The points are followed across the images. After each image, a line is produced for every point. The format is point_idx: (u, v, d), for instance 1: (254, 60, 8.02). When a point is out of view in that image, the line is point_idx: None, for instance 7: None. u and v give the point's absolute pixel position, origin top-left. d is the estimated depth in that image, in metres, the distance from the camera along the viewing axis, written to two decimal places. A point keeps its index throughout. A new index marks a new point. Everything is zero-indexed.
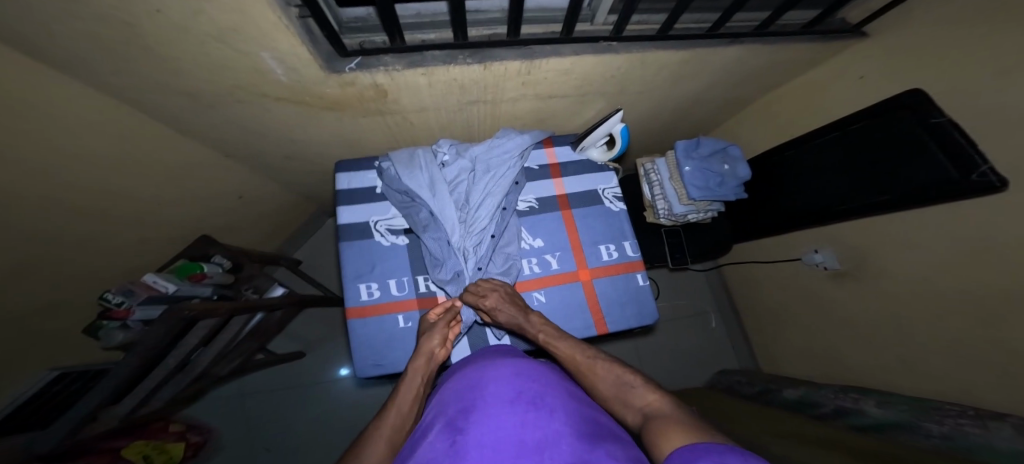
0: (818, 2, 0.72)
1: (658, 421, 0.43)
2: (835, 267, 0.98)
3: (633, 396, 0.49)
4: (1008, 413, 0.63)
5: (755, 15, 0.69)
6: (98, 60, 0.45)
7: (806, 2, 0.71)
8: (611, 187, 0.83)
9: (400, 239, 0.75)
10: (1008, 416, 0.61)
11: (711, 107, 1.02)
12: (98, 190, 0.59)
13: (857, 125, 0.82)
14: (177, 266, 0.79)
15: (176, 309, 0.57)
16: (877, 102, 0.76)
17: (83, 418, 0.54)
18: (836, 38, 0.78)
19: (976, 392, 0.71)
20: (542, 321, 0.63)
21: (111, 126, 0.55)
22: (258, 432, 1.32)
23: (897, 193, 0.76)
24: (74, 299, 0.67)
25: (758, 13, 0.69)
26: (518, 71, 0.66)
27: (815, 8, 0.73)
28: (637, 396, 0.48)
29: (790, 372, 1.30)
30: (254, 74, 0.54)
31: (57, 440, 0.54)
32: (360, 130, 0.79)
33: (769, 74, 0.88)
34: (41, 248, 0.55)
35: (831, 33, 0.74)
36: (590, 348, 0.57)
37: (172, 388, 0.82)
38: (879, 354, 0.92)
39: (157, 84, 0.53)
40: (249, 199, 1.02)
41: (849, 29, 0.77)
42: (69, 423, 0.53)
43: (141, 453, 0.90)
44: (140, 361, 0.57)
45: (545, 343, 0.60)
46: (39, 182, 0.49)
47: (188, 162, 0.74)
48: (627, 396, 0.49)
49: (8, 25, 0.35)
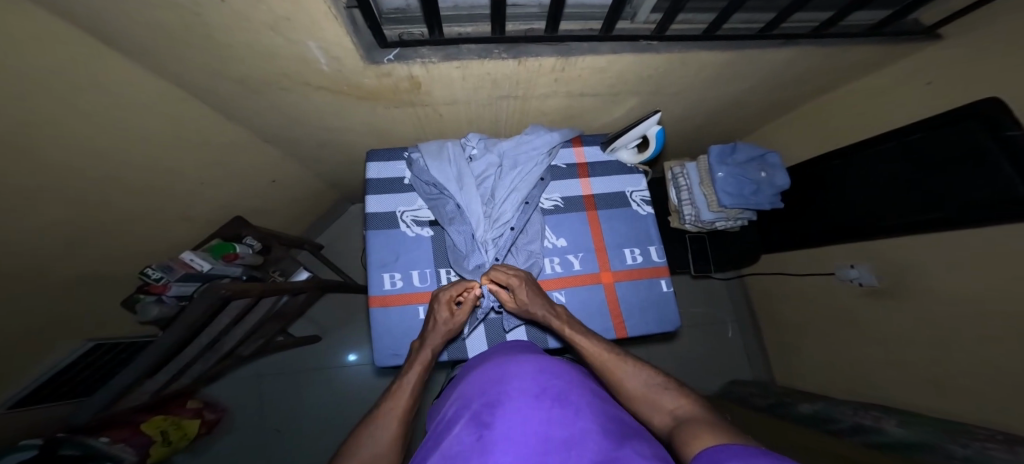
0: (890, 2, 0.67)
1: (689, 422, 0.44)
2: (871, 284, 0.93)
3: (662, 399, 0.49)
4: None
5: (814, 16, 0.66)
6: (158, 44, 0.47)
7: (878, 2, 0.67)
8: (639, 190, 0.82)
9: (425, 231, 0.76)
10: None
11: (747, 111, 0.98)
12: (148, 169, 0.62)
13: (915, 136, 0.78)
14: (211, 245, 0.82)
15: (214, 287, 0.60)
16: (942, 113, 0.72)
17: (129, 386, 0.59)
18: (903, 42, 0.73)
19: (1011, 421, 0.68)
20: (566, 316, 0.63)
21: (165, 109, 0.58)
22: (274, 409, 1.38)
23: (956, 211, 0.72)
24: (118, 270, 0.70)
25: (818, 14, 0.66)
26: (553, 68, 0.65)
27: (887, 8, 0.68)
28: (669, 398, 0.49)
29: (808, 388, 1.26)
30: (300, 63, 0.55)
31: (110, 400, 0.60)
32: (391, 120, 0.80)
33: (816, 78, 0.84)
34: (92, 222, 0.57)
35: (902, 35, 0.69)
36: (616, 347, 0.57)
37: (201, 365, 0.86)
38: (908, 376, 0.89)
39: (208, 69, 0.54)
40: (281, 184, 1.04)
41: (921, 32, 0.71)
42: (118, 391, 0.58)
43: (160, 428, 0.93)
44: (180, 335, 0.60)
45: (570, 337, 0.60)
46: (97, 159, 0.52)
47: (229, 147, 0.76)
48: (656, 397, 0.50)
49: (83, 9, 0.37)
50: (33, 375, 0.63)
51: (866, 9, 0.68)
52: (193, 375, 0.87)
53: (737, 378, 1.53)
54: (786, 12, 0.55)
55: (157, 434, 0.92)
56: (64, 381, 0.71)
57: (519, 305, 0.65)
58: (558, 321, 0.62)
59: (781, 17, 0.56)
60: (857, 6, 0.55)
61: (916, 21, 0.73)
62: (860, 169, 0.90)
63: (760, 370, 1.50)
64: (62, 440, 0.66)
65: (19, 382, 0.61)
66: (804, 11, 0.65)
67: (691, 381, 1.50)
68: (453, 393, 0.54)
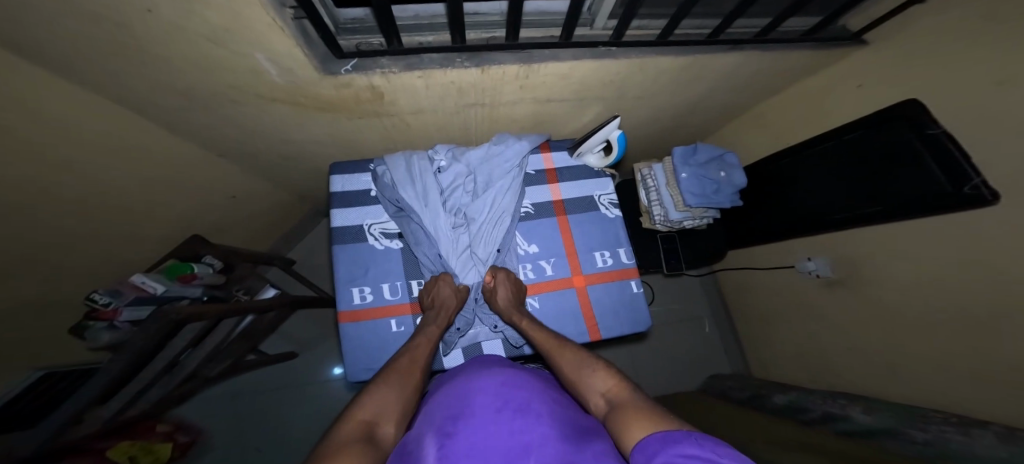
0: (819, 9, 0.72)
1: (619, 406, 0.44)
2: (827, 275, 0.99)
3: (594, 381, 0.50)
4: (990, 421, 0.65)
5: (756, 21, 0.69)
6: (90, 59, 0.44)
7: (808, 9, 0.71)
8: (607, 194, 0.83)
9: (394, 243, 0.74)
10: (990, 423, 0.63)
11: (710, 113, 1.02)
12: (89, 190, 0.58)
13: (851, 135, 0.83)
14: (166, 266, 0.77)
15: (164, 311, 0.59)
16: (874, 113, 0.77)
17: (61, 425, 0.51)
18: (836, 46, 0.78)
19: (963, 401, 0.72)
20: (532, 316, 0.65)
21: (106, 126, 0.54)
22: (248, 433, 1.31)
23: (888, 205, 0.77)
24: (64, 298, 0.65)
25: (759, 19, 0.69)
26: (517, 75, 0.66)
27: (818, 15, 0.73)
28: (601, 381, 0.50)
29: (781, 377, 1.31)
30: (251, 75, 0.53)
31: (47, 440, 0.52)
32: (356, 131, 0.79)
33: (769, 80, 0.88)
34: (30, 250, 0.53)
35: (834, 40, 0.74)
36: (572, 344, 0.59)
37: (160, 390, 0.81)
38: (867, 361, 0.94)
39: (147, 82, 0.51)
40: (243, 199, 1.00)
41: (849, 37, 0.76)
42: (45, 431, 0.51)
43: (127, 454, 0.88)
44: (126, 363, 0.56)
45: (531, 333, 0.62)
46: (30, 183, 0.48)
47: (182, 161, 0.72)
48: (589, 381, 0.51)
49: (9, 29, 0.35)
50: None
51: (803, 14, 0.72)
52: (152, 400, 0.82)
53: (717, 372, 1.57)
54: (728, 18, 0.57)
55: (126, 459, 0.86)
56: None
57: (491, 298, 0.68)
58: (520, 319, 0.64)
59: (726, 24, 0.58)
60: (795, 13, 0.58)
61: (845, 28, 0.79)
62: (809, 169, 0.95)
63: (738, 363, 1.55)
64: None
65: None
66: (744, 17, 0.68)
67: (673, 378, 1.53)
68: (420, 406, 0.52)
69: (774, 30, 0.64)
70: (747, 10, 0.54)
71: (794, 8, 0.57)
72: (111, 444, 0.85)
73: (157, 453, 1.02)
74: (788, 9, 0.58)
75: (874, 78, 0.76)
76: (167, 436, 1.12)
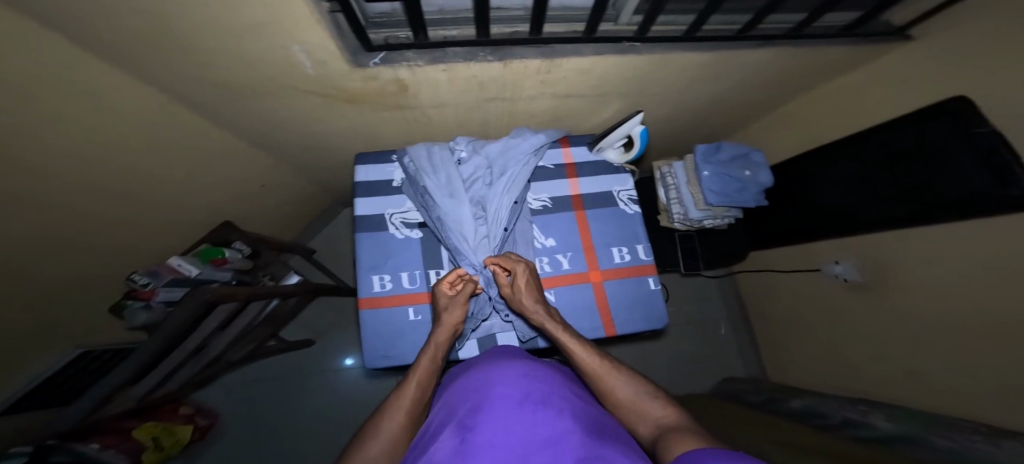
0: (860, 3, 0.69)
1: (674, 431, 0.45)
2: (855, 280, 0.96)
3: (649, 408, 0.50)
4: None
5: (790, 16, 0.67)
6: (143, 51, 0.47)
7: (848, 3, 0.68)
8: (626, 189, 0.83)
9: (414, 233, 0.76)
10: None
11: (733, 111, 1.00)
12: (136, 175, 0.62)
13: (890, 134, 0.80)
14: (200, 250, 0.82)
15: (199, 292, 0.60)
16: (914, 110, 0.74)
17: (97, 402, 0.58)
18: (879, 42, 0.74)
19: (995, 412, 0.69)
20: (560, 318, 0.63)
21: (153, 115, 0.58)
22: (266, 415, 1.37)
23: (929, 207, 0.74)
24: (108, 277, 0.70)
25: (793, 14, 0.67)
26: (539, 69, 0.66)
27: (858, 9, 0.70)
28: (656, 407, 0.50)
29: (799, 384, 1.27)
30: (285, 67, 0.55)
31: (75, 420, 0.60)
32: (379, 123, 0.80)
33: (798, 77, 0.85)
34: (80, 230, 0.57)
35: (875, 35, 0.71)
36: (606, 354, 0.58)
37: (190, 369, 0.85)
38: (894, 369, 0.91)
39: (191, 74, 0.54)
40: (270, 188, 1.04)
41: (892, 32, 0.72)
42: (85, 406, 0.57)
43: (150, 434, 0.93)
44: (163, 343, 0.59)
45: (561, 340, 0.60)
46: (85, 166, 0.52)
47: (217, 151, 0.76)
48: (643, 406, 0.51)
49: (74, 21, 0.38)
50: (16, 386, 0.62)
51: (837, 11, 0.69)
52: (182, 379, 0.87)
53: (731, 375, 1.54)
54: (761, 13, 0.55)
55: (148, 439, 0.91)
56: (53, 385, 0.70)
57: (514, 294, 0.65)
58: (551, 322, 0.62)
59: (756, 19, 0.57)
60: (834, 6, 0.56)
61: (890, 22, 0.74)
62: (844, 168, 0.91)
63: (754, 368, 1.51)
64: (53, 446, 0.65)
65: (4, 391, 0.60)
66: (778, 12, 0.66)
67: (685, 379, 1.51)
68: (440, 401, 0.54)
69: (811, 25, 0.62)
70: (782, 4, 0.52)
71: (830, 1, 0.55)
72: (135, 424, 0.91)
73: (179, 435, 1.07)
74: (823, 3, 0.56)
75: (914, 75, 0.73)
76: (189, 418, 1.17)
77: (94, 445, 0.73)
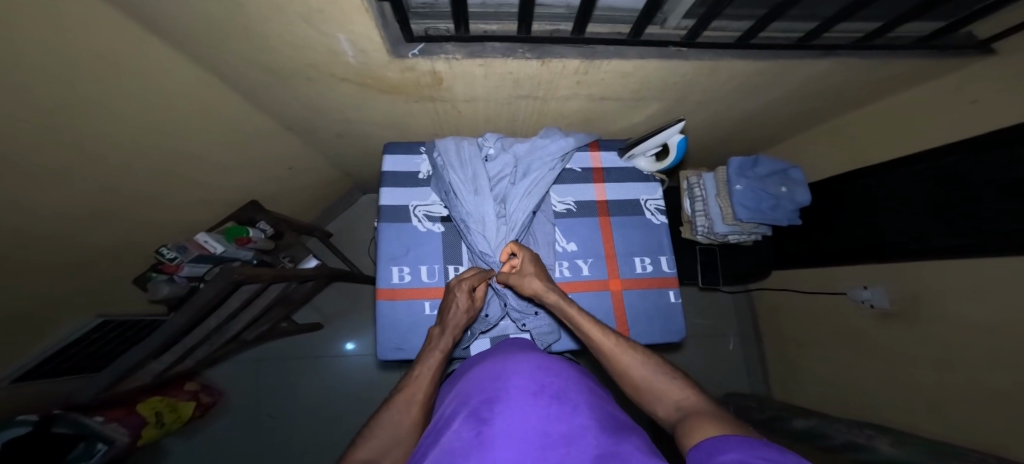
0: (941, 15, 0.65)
1: (694, 414, 0.43)
2: (883, 306, 0.94)
3: (668, 390, 0.49)
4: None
5: (859, 26, 0.64)
6: (195, 30, 0.47)
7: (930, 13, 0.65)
8: (654, 199, 0.81)
9: (436, 227, 0.76)
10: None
11: (768, 124, 0.97)
12: (176, 153, 0.63)
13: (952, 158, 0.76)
14: (226, 228, 0.83)
15: (228, 271, 0.61)
16: (984, 134, 0.70)
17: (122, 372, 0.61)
18: (942, 59, 0.70)
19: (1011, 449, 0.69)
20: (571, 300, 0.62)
21: (196, 94, 0.58)
22: (271, 394, 1.40)
23: (976, 240, 0.73)
24: (138, 249, 0.71)
25: (863, 24, 0.64)
26: (576, 70, 0.64)
27: (938, 21, 0.66)
28: (674, 390, 0.49)
29: (807, 406, 1.26)
30: (328, 55, 0.55)
31: (97, 390, 0.64)
32: (410, 114, 0.80)
33: (843, 94, 0.82)
34: (114, 203, 0.58)
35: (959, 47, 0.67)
36: (621, 335, 0.57)
37: (206, 348, 0.87)
38: (912, 400, 0.89)
39: (236, 56, 0.54)
40: (297, 171, 1.05)
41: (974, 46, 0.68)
42: (112, 376, 0.61)
43: (155, 409, 0.95)
44: (188, 319, 0.60)
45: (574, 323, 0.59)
46: (129, 140, 0.53)
47: (250, 132, 0.76)
48: (662, 388, 0.49)
49: None
50: (23, 360, 0.63)
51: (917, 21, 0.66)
52: (196, 359, 0.89)
53: (735, 391, 1.53)
54: (830, 22, 0.53)
55: (151, 415, 0.92)
56: (73, 353, 0.73)
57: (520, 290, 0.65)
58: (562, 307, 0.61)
59: (824, 27, 0.54)
60: (912, 18, 0.54)
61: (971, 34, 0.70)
62: (890, 190, 0.89)
63: (760, 386, 1.50)
64: (56, 418, 0.69)
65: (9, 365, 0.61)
66: (849, 21, 0.63)
67: None
68: (452, 391, 0.53)
69: (882, 37, 0.60)
70: (856, 13, 0.50)
71: (912, 15, 0.52)
72: (142, 398, 0.93)
73: (181, 411, 1.06)
74: (907, 12, 0.53)
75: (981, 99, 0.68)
76: (194, 395, 1.18)
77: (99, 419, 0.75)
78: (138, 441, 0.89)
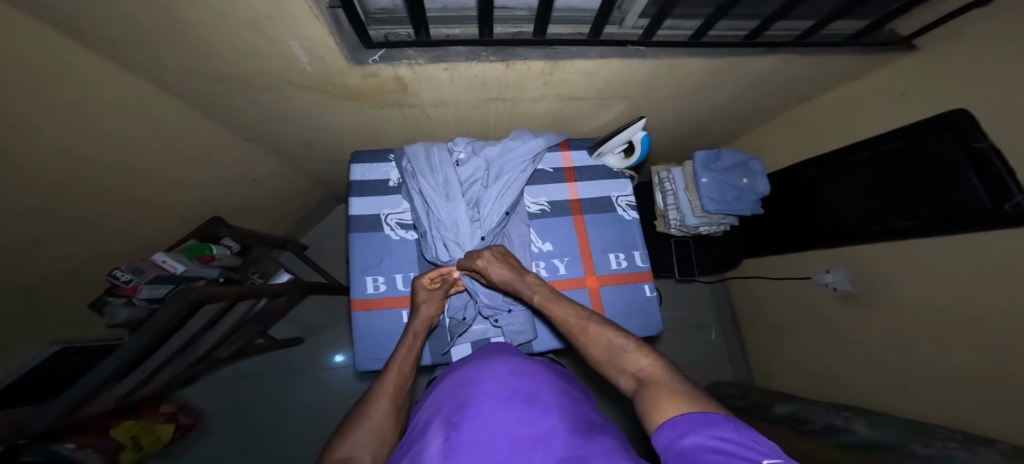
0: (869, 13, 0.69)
1: (652, 385, 0.41)
2: (845, 288, 0.99)
3: (627, 361, 0.46)
4: (1000, 440, 0.66)
5: (798, 23, 0.67)
6: (143, 41, 0.45)
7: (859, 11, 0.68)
8: (625, 195, 0.83)
9: (410, 234, 0.75)
10: (998, 443, 0.63)
11: (733, 118, 1.01)
12: (126, 168, 0.59)
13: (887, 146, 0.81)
14: (187, 245, 0.79)
15: (187, 290, 0.58)
16: (914, 124, 0.75)
17: (77, 400, 0.58)
18: (884, 51, 0.74)
19: (972, 422, 0.74)
20: (537, 282, 0.62)
21: (145, 105, 0.55)
22: (252, 416, 1.34)
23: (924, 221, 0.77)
24: (89, 274, 0.67)
25: (801, 21, 0.67)
26: (542, 71, 0.65)
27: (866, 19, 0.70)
28: (634, 360, 0.46)
29: (787, 388, 1.31)
30: (284, 62, 0.53)
31: (54, 418, 0.60)
32: (377, 121, 0.79)
33: (798, 87, 0.86)
34: (59, 226, 0.54)
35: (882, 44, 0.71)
36: (585, 310, 0.55)
37: (173, 369, 0.83)
38: (880, 376, 0.94)
39: (186, 65, 0.52)
40: (264, 183, 1.01)
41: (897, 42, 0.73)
42: (66, 405, 0.57)
43: (128, 433, 0.90)
44: (148, 339, 0.57)
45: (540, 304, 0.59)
46: (73, 157, 0.49)
47: (208, 144, 0.73)
48: (621, 360, 0.47)
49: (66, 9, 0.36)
50: None
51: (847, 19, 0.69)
52: (165, 381, 0.85)
53: (720, 379, 1.58)
54: (769, 21, 0.55)
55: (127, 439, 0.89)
56: None
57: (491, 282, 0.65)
58: (528, 292, 0.61)
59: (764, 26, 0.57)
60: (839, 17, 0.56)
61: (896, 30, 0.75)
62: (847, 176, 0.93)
63: (743, 372, 1.55)
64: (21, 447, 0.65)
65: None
66: (786, 19, 0.66)
67: None
68: (429, 397, 0.53)
69: (816, 34, 0.62)
70: (791, 12, 0.52)
71: (838, 12, 0.55)
72: (116, 421, 0.88)
73: (158, 433, 1.03)
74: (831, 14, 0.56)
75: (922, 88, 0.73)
76: (171, 416, 1.13)
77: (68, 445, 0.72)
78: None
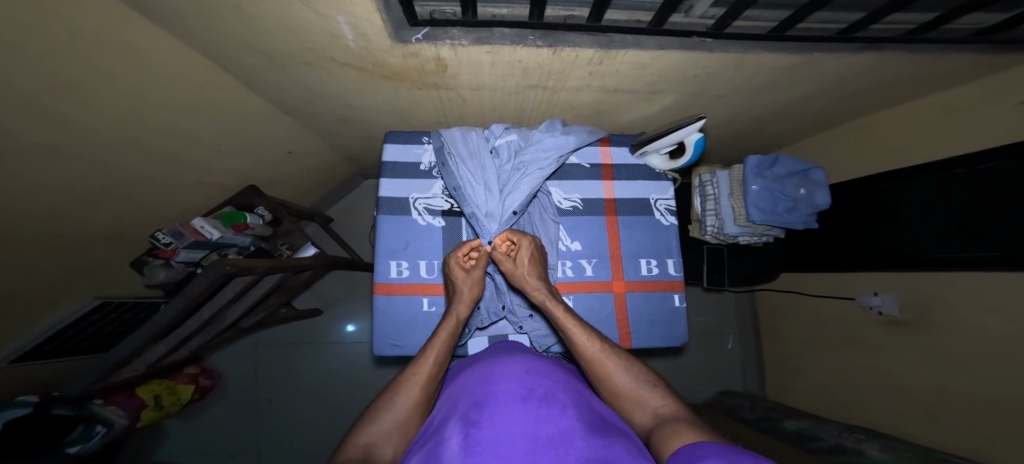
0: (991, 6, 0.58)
1: (670, 424, 0.45)
2: (893, 313, 0.94)
3: (648, 397, 0.50)
4: None
5: (908, 17, 0.58)
6: (185, 9, 0.43)
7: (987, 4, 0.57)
8: (665, 199, 0.78)
9: (437, 221, 0.74)
10: None
11: (789, 121, 0.93)
12: (170, 137, 0.60)
13: (986, 165, 0.72)
14: (223, 213, 0.82)
15: (219, 264, 0.58)
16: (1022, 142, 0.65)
17: (116, 363, 0.61)
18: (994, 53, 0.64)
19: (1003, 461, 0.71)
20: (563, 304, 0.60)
21: (188, 76, 0.55)
22: (274, 377, 1.43)
23: (1000, 252, 0.70)
24: (132, 237, 0.70)
25: (909, 14, 0.58)
26: (591, 60, 0.60)
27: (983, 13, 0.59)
28: (653, 396, 0.50)
29: (800, 405, 1.29)
30: (326, 38, 0.51)
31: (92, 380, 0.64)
32: (414, 101, 0.76)
33: (872, 91, 0.77)
34: (103, 191, 0.56)
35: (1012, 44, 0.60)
36: (604, 340, 0.55)
37: (202, 338, 0.88)
38: (901, 401, 0.92)
39: (229, 36, 0.50)
40: (296, 156, 1.02)
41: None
42: (105, 366, 0.60)
43: (153, 392, 0.95)
44: (179, 311, 0.59)
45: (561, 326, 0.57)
46: (118, 123, 0.50)
47: (245, 116, 0.73)
48: (642, 394, 0.50)
49: None
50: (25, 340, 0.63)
51: (989, 11, 0.58)
52: (192, 348, 0.90)
53: (730, 387, 1.57)
54: (875, 14, 0.47)
55: (150, 398, 0.92)
56: (71, 337, 0.73)
57: (516, 267, 0.64)
58: (551, 303, 0.60)
59: (864, 23, 0.49)
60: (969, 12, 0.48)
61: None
62: (914, 195, 0.85)
63: (754, 383, 1.54)
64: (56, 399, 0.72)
65: (10, 344, 0.61)
66: (903, 10, 0.57)
67: (683, 386, 1.56)
68: (444, 393, 0.52)
69: (934, 30, 0.53)
70: (906, 5, 0.44)
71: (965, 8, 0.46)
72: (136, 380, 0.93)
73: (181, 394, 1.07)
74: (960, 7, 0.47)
75: None
76: (194, 378, 1.18)
77: (99, 401, 0.80)
78: (138, 423, 0.90)
